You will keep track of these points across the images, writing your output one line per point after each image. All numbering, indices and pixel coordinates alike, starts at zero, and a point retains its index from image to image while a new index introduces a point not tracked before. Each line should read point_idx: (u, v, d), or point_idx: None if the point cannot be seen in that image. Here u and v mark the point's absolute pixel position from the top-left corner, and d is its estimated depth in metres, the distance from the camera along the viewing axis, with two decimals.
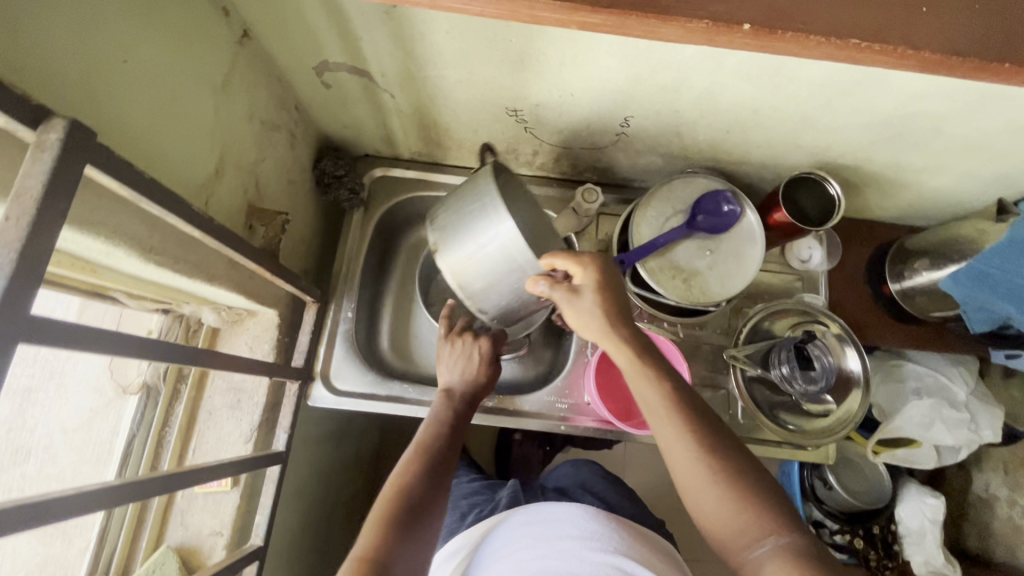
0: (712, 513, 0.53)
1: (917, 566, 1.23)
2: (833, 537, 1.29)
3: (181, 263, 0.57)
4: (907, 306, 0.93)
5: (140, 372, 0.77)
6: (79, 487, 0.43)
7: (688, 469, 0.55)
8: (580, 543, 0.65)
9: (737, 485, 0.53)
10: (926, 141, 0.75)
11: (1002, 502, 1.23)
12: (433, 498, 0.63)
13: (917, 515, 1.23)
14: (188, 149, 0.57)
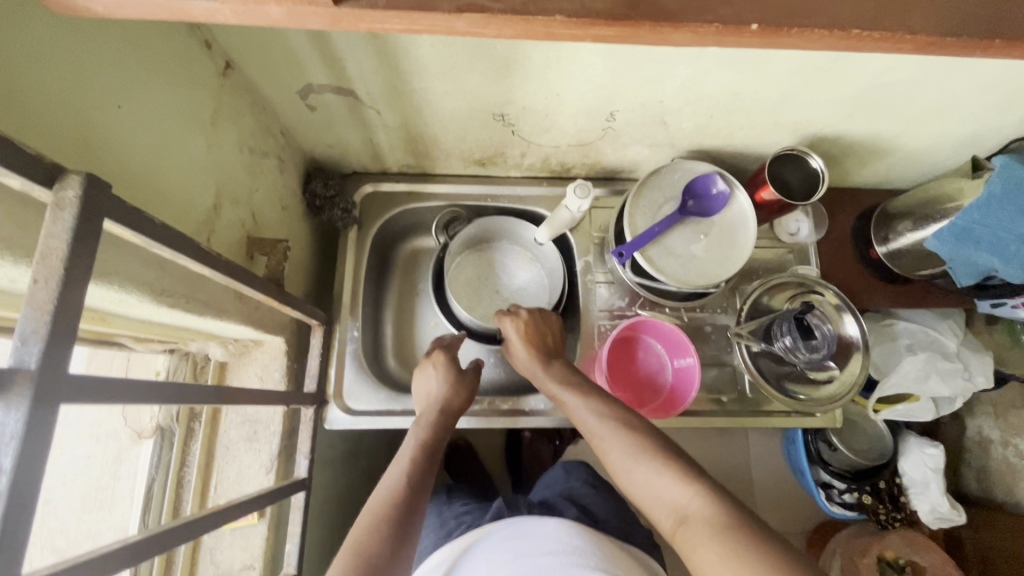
0: (650, 498, 0.58)
1: (924, 514, 1.28)
2: (843, 497, 1.30)
3: (191, 302, 0.57)
4: (893, 267, 0.96)
5: (153, 415, 0.76)
6: (123, 540, 0.43)
7: (626, 465, 0.61)
8: (561, 558, 0.67)
9: (666, 465, 0.58)
10: (901, 108, 0.78)
11: (996, 444, 1.28)
12: (412, 521, 0.63)
13: (919, 466, 1.27)
14: (185, 187, 0.56)
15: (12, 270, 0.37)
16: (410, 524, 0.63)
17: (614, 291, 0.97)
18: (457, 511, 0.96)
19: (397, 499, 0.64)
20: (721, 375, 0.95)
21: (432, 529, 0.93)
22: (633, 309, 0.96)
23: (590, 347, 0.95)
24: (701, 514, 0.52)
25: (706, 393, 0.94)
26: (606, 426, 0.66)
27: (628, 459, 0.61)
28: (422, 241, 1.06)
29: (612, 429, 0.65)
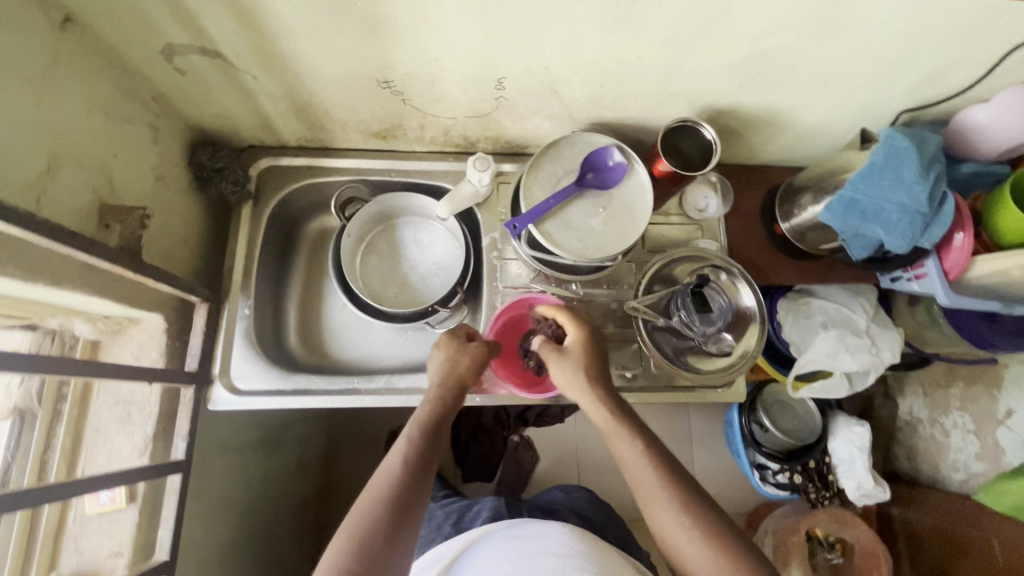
0: (698, 574, 0.59)
1: (851, 492, 1.29)
2: (776, 477, 1.32)
3: (10, 266, 0.53)
4: (799, 244, 0.96)
5: (9, 395, 0.72)
6: None
7: (680, 539, 0.60)
8: (559, 561, 0.69)
9: (728, 555, 0.58)
10: (786, 78, 0.78)
11: (924, 422, 1.31)
12: (406, 525, 0.60)
13: (846, 445, 1.29)
14: (0, 144, 0.52)
15: None
16: (402, 530, 0.60)
17: (520, 268, 0.95)
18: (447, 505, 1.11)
19: (396, 508, 0.60)
20: (627, 352, 0.94)
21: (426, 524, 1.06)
22: (537, 285, 0.94)
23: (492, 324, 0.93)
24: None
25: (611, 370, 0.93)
26: (662, 488, 0.62)
27: (682, 536, 0.60)
28: (329, 219, 1.03)
29: (666, 494, 0.62)
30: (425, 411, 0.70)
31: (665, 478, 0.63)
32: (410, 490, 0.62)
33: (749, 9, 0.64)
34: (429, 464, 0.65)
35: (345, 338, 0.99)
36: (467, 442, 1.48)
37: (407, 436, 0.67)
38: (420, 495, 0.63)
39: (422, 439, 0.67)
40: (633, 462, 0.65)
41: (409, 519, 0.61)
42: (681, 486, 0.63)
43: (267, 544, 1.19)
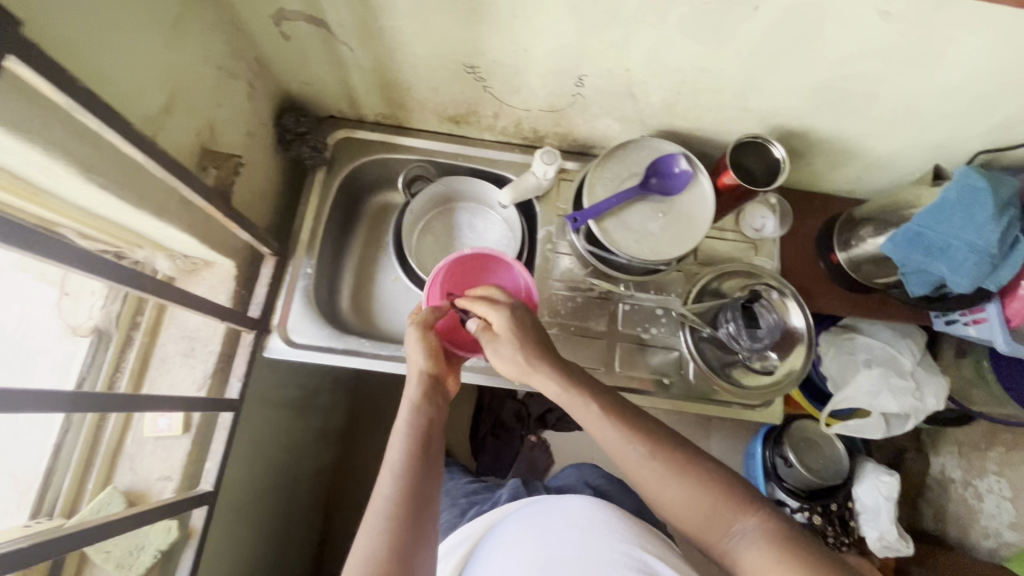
0: (687, 516, 0.61)
1: (872, 541, 1.27)
2: (795, 515, 1.30)
3: (126, 192, 0.57)
4: (852, 274, 0.95)
5: (90, 314, 0.78)
6: None
7: (659, 480, 0.62)
8: (585, 531, 0.74)
9: (711, 489, 0.61)
10: (866, 106, 0.78)
11: (957, 483, 1.27)
12: (421, 539, 0.60)
13: (872, 492, 1.27)
14: (135, 79, 0.57)
15: None
16: (419, 536, 0.60)
17: (572, 263, 0.97)
18: (466, 489, 1.12)
19: (406, 521, 0.59)
20: (667, 360, 0.95)
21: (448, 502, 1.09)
22: (588, 281, 0.96)
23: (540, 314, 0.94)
24: (753, 536, 0.57)
25: (649, 374, 0.94)
26: (632, 442, 0.64)
27: (659, 480, 0.62)
28: (392, 195, 1.07)
29: (636, 447, 0.64)
30: (407, 414, 0.67)
31: (623, 429, 0.65)
32: (416, 490, 0.62)
33: (841, 30, 0.65)
34: (429, 470, 0.64)
35: (393, 309, 1.01)
36: (485, 438, 1.52)
37: (398, 445, 0.65)
38: (429, 505, 0.62)
39: (414, 448, 0.65)
40: (596, 429, 0.67)
41: (422, 530, 0.60)
42: (648, 435, 0.65)
43: (287, 502, 1.23)
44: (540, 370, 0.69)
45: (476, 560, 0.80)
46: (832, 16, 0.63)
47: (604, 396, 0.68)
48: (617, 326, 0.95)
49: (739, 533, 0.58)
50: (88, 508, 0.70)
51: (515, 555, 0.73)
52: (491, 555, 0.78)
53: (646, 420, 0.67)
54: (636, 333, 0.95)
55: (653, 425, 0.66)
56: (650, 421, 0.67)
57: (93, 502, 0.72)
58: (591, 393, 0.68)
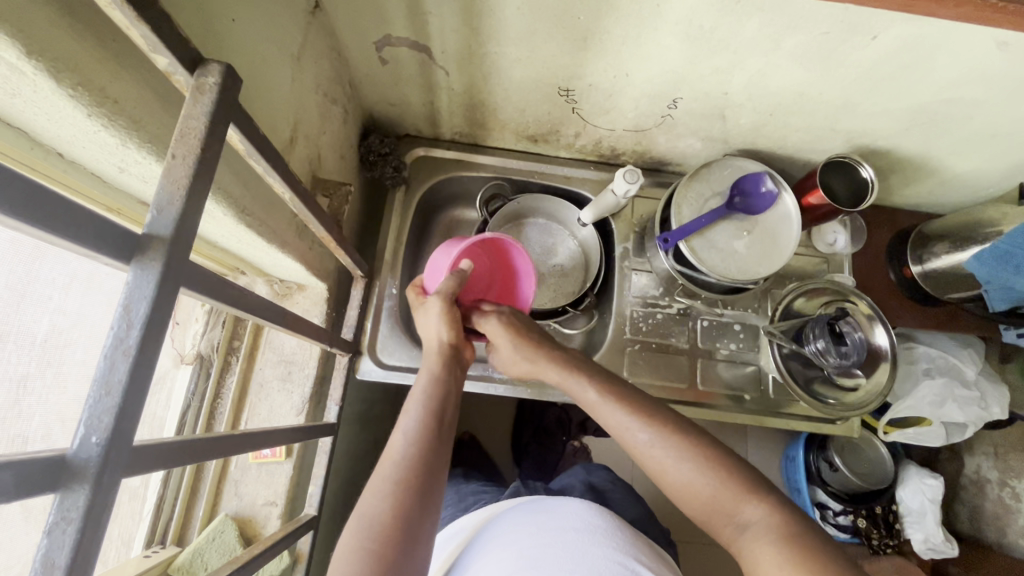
0: (699, 499, 0.57)
1: (916, 544, 1.20)
2: (837, 519, 1.23)
3: (262, 226, 0.57)
4: (925, 287, 0.96)
5: (195, 341, 0.78)
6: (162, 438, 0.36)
7: (672, 462, 0.59)
8: (583, 537, 0.65)
9: (724, 470, 0.57)
10: (957, 128, 0.79)
11: (992, 483, 1.20)
12: (430, 505, 0.53)
13: (917, 495, 1.19)
14: (273, 115, 0.58)
15: (129, 153, 0.37)
16: (426, 503, 0.53)
17: (649, 280, 0.98)
18: (474, 489, 0.97)
19: (416, 485, 0.53)
20: (743, 375, 0.95)
21: (451, 503, 0.93)
22: (666, 298, 0.97)
23: (622, 333, 0.95)
24: (763, 527, 0.53)
25: (726, 389, 0.94)
26: (646, 423, 0.61)
27: (671, 459, 0.59)
28: (464, 211, 1.07)
29: (659, 432, 0.61)
30: (420, 386, 0.62)
31: (638, 411, 0.63)
32: (432, 451, 0.56)
33: (954, 57, 0.66)
34: (443, 442, 0.57)
35: None
36: (527, 444, 1.43)
37: (411, 414, 0.59)
38: (438, 473, 0.55)
39: (426, 419, 0.58)
40: (607, 409, 0.65)
41: (429, 499, 0.53)
42: (660, 417, 0.62)
43: None
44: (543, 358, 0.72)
45: (450, 565, 0.70)
46: (948, 45, 0.63)
47: (616, 382, 0.67)
48: (696, 343, 0.96)
49: (749, 521, 0.54)
50: (203, 537, 0.71)
51: (500, 555, 0.64)
52: (470, 558, 0.68)
53: (655, 402, 0.65)
54: (713, 348, 0.96)
55: (667, 409, 0.63)
56: (660, 404, 0.64)
57: (207, 531, 0.72)
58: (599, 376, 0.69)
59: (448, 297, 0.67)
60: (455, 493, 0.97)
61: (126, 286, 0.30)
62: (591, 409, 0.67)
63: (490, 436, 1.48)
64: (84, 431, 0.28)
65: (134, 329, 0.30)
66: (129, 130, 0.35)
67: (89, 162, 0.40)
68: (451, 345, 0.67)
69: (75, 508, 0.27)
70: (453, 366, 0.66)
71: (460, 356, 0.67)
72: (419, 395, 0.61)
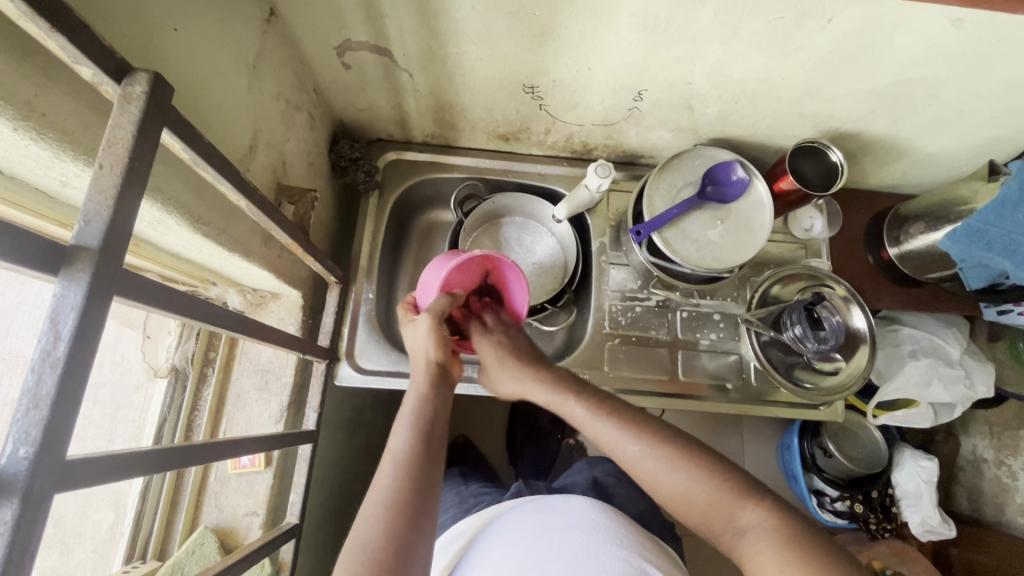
0: (694, 509, 0.57)
1: (915, 527, 1.19)
2: (834, 505, 1.23)
3: (222, 235, 0.57)
4: (904, 268, 0.96)
5: (169, 354, 0.78)
6: (109, 450, 0.36)
7: (663, 474, 0.59)
8: (587, 536, 0.64)
9: (706, 473, 0.57)
10: (923, 108, 0.79)
11: (989, 462, 1.19)
12: (423, 527, 0.52)
13: (912, 478, 1.18)
14: (228, 123, 0.58)
15: (66, 166, 0.37)
16: (419, 526, 0.52)
17: (627, 274, 0.98)
18: (476, 492, 0.96)
19: (408, 509, 0.52)
20: (726, 364, 0.95)
21: (452, 505, 0.93)
22: (645, 291, 0.97)
23: (602, 327, 0.95)
24: (758, 532, 0.52)
25: (710, 379, 0.94)
26: (637, 437, 0.61)
27: (665, 471, 0.58)
28: (441, 213, 1.07)
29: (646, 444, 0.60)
30: (410, 408, 0.61)
31: (629, 426, 0.62)
32: (423, 473, 0.55)
33: (911, 37, 0.66)
34: (432, 460, 0.57)
35: None
36: (521, 443, 1.43)
37: (400, 436, 0.58)
38: (431, 491, 0.55)
39: (414, 440, 0.58)
40: (598, 428, 0.64)
41: (423, 519, 0.53)
42: (649, 428, 0.62)
43: None
44: (533, 379, 0.71)
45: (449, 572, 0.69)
46: (903, 25, 0.63)
47: (605, 398, 0.66)
48: (677, 334, 0.95)
49: (744, 527, 0.54)
50: (182, 550, 0.70)
51: (500, 558, 0.63)
52: (471, 563, 0.67)
53: (640, 413, 0.65)
54: (694, 339, 0.95)
55: (653, 419, 0.63)
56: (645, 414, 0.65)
57: (187, 543, 0.72)
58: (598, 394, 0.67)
59: (439, 314, 0.68)
60: (454, 496, 0.96)
61: (53, 298, 0.30)
62: (580, 426, 0.66)
63: (484, 437, 1.47)
64: (14, 445, 0.28)
65: (63, 341, 0.29)
66: (61, 143, 0.35)
67: (30, 178, 0.39)
68: (439, 364, 0.66)
69: (2, 522, 0.27)
70: (442, 385, 0.65)
71: (449, 374, 0.66)
72: (407, 416, 0.61)
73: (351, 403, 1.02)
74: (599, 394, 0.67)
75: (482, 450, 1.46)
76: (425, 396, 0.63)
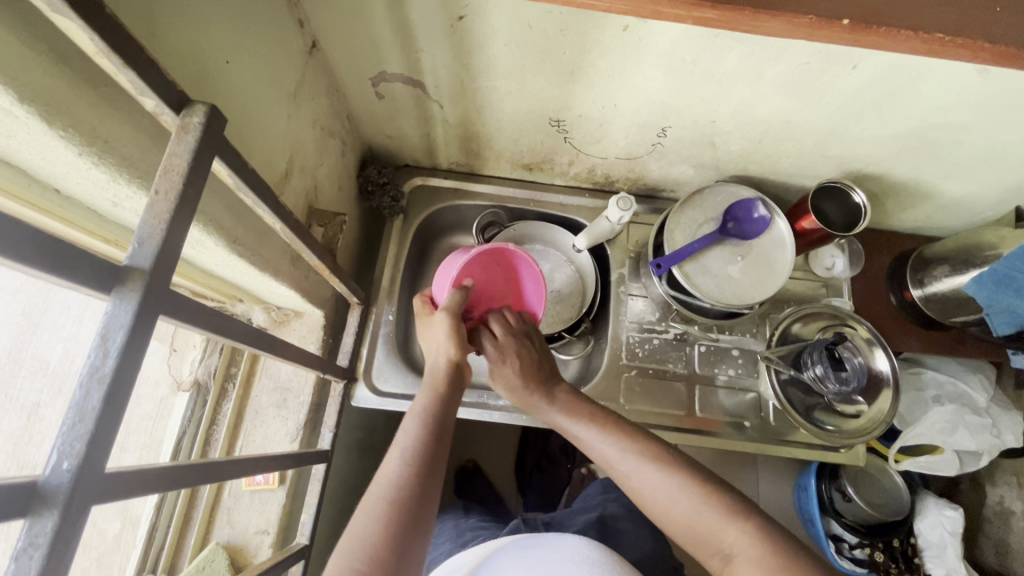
0: (689, 529, 0.59)
1: None
2: (853, 553, 1.17)
3: (255, 256, 0.59)
4: (928, 312, 0.94)
5: (193, 368, 0.80)
6: (143, 465, 0.37)
7: (665, 492, 0.60)
8: (579, 570, 0.63)
9: (704, 495, 0.59)
10: (947, 152, 0.79)
11: (1019, 516, 1.14)
12: (421, 527, 0.52)
13: (936, 527, 1.14)
14: (268, 149, 0.60)
15: (121, 188, 0.39)
16: (417, 526, 0.51)
17: (645, 306, 0.98)
18: (473, 525, 0.95)
19: (411, 507, 0.52)
20: (744, 402, 0.94)
21: (447, 540, 0.92)
22: (663, 324, 0.96)
23: (618, 358, 0.94)
24: (745, 557, 0.55)
25: (728, 417, 0.92)
26: (636, 452, 0.64)
27: (666, 490, 0.60)
28: (462, 238, 1.09)
29: (652, 465, 0.63)
30: (422, 404, 0.62)
31: (634, 445, 0.65)
32: (428, 471, 0.55)
33: (936, 85, 0.66)
34: (438, 460, 0.57)
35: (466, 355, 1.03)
36: (531, 472, 1.40)
37: (408, 434, 0.58)
38: (432, 494, 0.55)
39: (423, 438, 0.58)
40: (602, 445, 0.67)
41: (422, 521, 0.52)
42: (648, 445, 0.64)
43: None
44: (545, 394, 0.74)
45: None
46: (928, 73, 0.64)
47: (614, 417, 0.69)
48: (694, 369, 0.95)
49: (734, 550, 0.56)
50: (194, 565, 0.71)
51: None
52: None
53: (641, 431, 0.67)
54: (712, 374, 0.94)
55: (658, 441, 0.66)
56: (644, 431, 0.67)
57: (197, 559, 0.72)
58: (599, 411, 0.71)
59: (453, 310, 0.68)
60: (451, 530, 0.95)
61: (105, 316, 0.31)
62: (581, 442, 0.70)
63: (493, 463, 1.46)
64: (57, 458, 0.29)
65: (110, 357, 0.31)
66: (119, 167, 0.37)
67: (84, 198, 0.41)
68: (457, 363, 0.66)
69: (42, 533, 0.28)
70: (453, 386, 0.66)
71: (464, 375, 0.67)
72: (418, 413, 0.61)
73: (364, 423, 1.02)
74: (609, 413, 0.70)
75: (490, 477, 1.44)
76: (438, 395, 0.63)
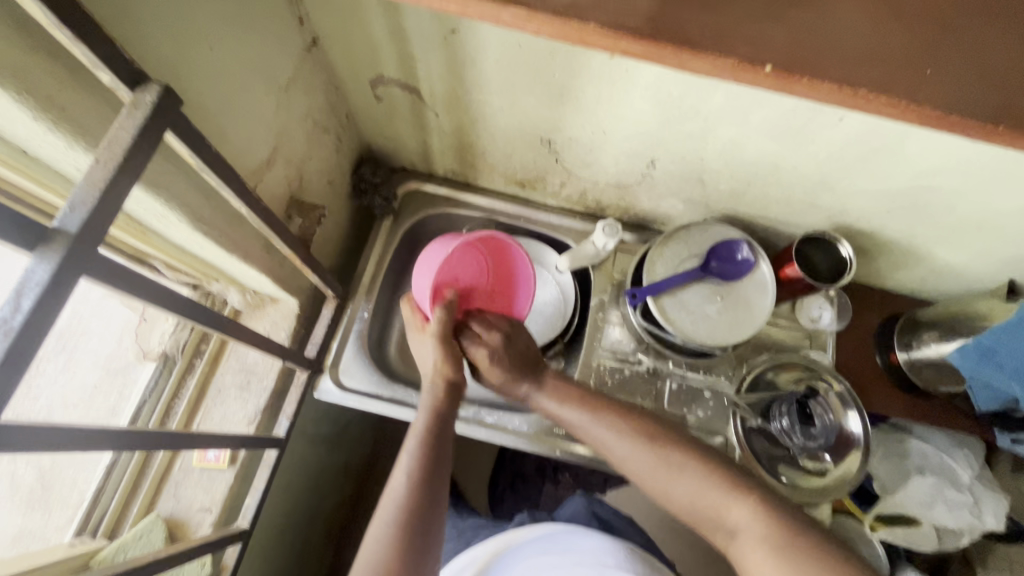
0: (695, 508, 0.63)
1: None
2: None
3: (223, 237, 0.61)
4: (913, 377, 0.91)
5: (162, 340, 0.82)
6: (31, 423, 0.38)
7: (664, 470, 0.65)
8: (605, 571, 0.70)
9: (702, 474, 0.64)
10: (940, 216, 0.77)
11: None
12: (429, 542, 0.56)
13: None
14: (249, 136, 0.62)
15: (78, 155, 0.41)
16: (427, 545, 0.56)
17: (622, 334, 0.96)
18: (474, 524, 0.95)
19: (415, 529, 0.55)
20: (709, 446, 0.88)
21: (451, 539, 0.92)
22: (637, 355, 0.94)
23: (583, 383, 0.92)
24: (752, 531, 0.58)
25: None
26: (628, 438, 0.68)
27: (665, 470, 0.65)
28: None
29: (647, 450, 0.67)
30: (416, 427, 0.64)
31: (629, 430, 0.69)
32: (427, 493, 0.58)
33: (924, 145, 0.65)
34: (435, 480, 0.60)
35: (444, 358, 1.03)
36: (503, 490, 1.38)
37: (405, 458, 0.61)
38: (436, 514, 0.58)
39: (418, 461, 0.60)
40: (596, 430, 0.71)
41: (430, 536, 0.56)
42: (644, 426, 0.69)
43: None
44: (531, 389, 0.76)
45: None
46: (915, 132, 0.63)
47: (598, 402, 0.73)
48: (662, 404, 0.91)
49: (739, 526, 0.60)
50: (131, 533, 0.71)
51: None
52: None
53: (633, 413, 0.71)
54: (681, 413, 0.90)
55: (651, 423, 0.70)
56: (635, 411, 0.71)
57: (136, 527, 0.73)
58: (587, 397, 0.73)
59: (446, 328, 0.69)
60: (451, 530, 0.94)
61: (23, 273, 0.33)
62: (573, 428, 0.73)
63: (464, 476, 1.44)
64: None
65: (20, 312, 0.32)
66: (75, 134, 0.39)
67: (50, 161, 0.43)
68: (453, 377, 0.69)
69: None
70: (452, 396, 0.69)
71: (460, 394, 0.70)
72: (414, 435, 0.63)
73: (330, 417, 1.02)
74: (597, 398, 0.73)
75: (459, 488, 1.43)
76: (433, 411, 0.66)
